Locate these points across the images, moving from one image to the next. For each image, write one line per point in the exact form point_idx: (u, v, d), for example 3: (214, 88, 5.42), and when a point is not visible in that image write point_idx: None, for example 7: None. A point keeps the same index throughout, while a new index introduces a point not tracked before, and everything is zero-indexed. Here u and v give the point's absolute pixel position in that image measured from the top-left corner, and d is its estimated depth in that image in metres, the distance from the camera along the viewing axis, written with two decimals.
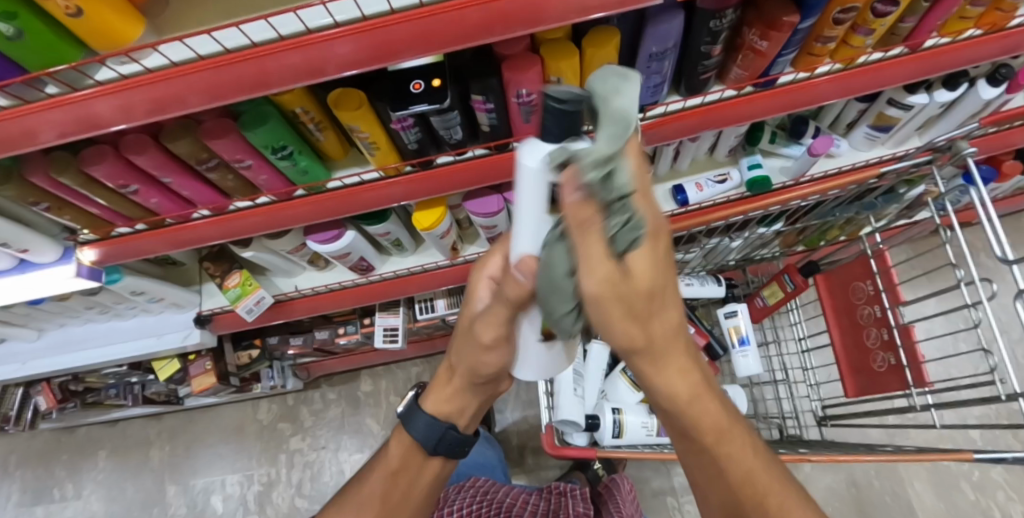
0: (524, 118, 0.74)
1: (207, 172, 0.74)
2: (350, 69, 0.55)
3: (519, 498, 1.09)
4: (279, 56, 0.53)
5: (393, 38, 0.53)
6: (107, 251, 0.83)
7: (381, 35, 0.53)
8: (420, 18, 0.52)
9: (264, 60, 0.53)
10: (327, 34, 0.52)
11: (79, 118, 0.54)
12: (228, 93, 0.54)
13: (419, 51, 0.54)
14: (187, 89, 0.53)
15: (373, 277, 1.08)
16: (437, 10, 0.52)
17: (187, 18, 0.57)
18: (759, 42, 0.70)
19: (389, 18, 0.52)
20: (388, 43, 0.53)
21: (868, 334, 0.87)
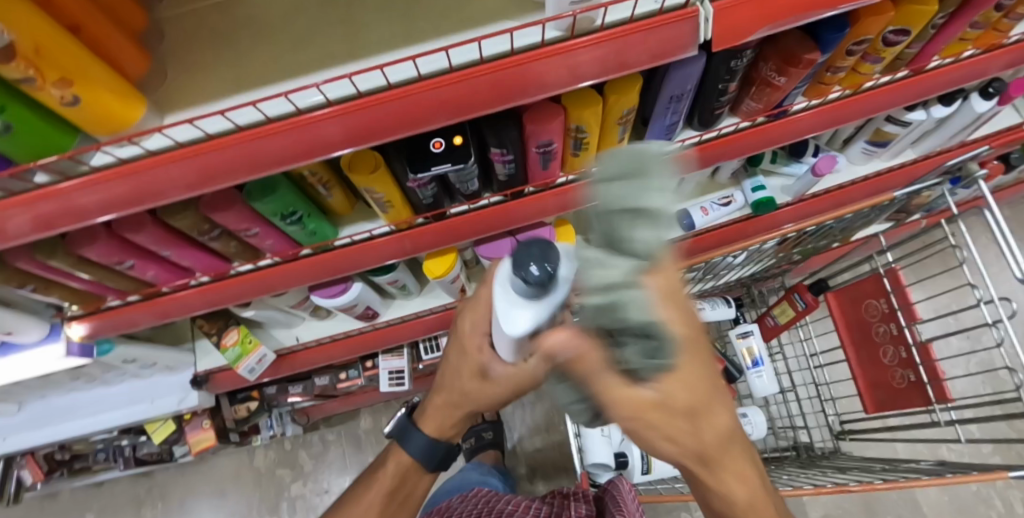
0: (543, 165, 0.72)
1: (209, 241, 0.69)
2: (343, 146, 0.52)
3: (520, 504, 0.93)
4: (266, 139, 0.49)
5: (397, 111, 0.50)
6: (98, 325, 0.79)
7: (375, 112, 0.49)
8: (447, 84, 0.49)
9: (251, 143, 0.49)
10: (316, 115, 0.49)
11: (68, 209, 0.50)
12: (214, 181, 0.51)
13: (448, 117, 0.51)
14: (168, 179, 0.50)
15: (379, 324, 1.04)
16: (472, 73, 0.49)
17: (192, 90, 0.52)
18: (776, 77, 0.70)
19: (386, 94, 0.49)
20: (389, 118, 0.50)
21: (884, 351, 0.88)
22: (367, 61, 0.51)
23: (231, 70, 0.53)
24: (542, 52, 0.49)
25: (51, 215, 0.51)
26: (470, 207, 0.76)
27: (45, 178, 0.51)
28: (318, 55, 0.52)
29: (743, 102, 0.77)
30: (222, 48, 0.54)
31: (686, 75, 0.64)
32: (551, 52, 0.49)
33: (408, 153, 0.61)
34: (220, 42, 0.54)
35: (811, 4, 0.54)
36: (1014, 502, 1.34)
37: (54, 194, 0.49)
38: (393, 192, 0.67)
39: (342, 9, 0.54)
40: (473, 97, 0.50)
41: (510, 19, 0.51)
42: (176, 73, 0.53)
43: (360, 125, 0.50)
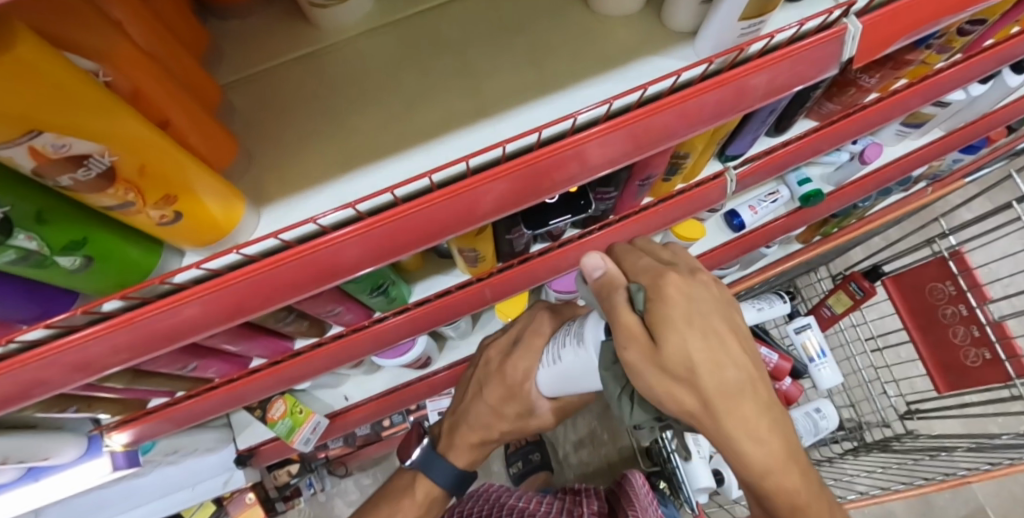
0: (636, 195, 0.67)
1: (282, 327, 0.60)
2: (366, 265, 0.44)
3: (532, 500, 0.99)
4: (274, 270, 0.42)
5: (467, 205, 0.43)
6: (143, 431, 0.68)
7: (415, 219, 0.43)
8: (600, 135, 0.43)
9: (255, 277, 0.41)
10: (335, 237, 0.41)
11: (119, 348, 0.42)
12: (208, 325, 0.42)
13: (595, 171, 0.46)
14: (237, 301, 0.42)
15: (434, 371, 0.96)
16: (627, 122, 0.43)
17: (285, 170, 0.43)
18: (866, 79, 0.67)
19: (423, 200, 0.42)
20: (495, 198, 0.44)
21: (953, 332, 0.89)
22: (500, 120, 0.44)
23: (333, 144, 0.44)
24: (698, 89, 0.44)
25: (133, 345, 0.42)
26: (554, 245, 0.72)
27: (117, 304, 0.42)
28: (436, 116, 0.44)
29: (821, 105, 0.75)
30: (311, 116, 0.45)
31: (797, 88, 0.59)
32: (707, 87, 0.44)
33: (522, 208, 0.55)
34: (307, 108, 0.45)
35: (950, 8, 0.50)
36: None
37: (126, 325, 0.41)
38: (490, 246, 0.61)
39: (450, 57, 0.46)
40: (626, 147, 0.44)
41: (658, 55, 0.45)
42: (262, 152, 0.44)
43: (388, 239, 0.43)
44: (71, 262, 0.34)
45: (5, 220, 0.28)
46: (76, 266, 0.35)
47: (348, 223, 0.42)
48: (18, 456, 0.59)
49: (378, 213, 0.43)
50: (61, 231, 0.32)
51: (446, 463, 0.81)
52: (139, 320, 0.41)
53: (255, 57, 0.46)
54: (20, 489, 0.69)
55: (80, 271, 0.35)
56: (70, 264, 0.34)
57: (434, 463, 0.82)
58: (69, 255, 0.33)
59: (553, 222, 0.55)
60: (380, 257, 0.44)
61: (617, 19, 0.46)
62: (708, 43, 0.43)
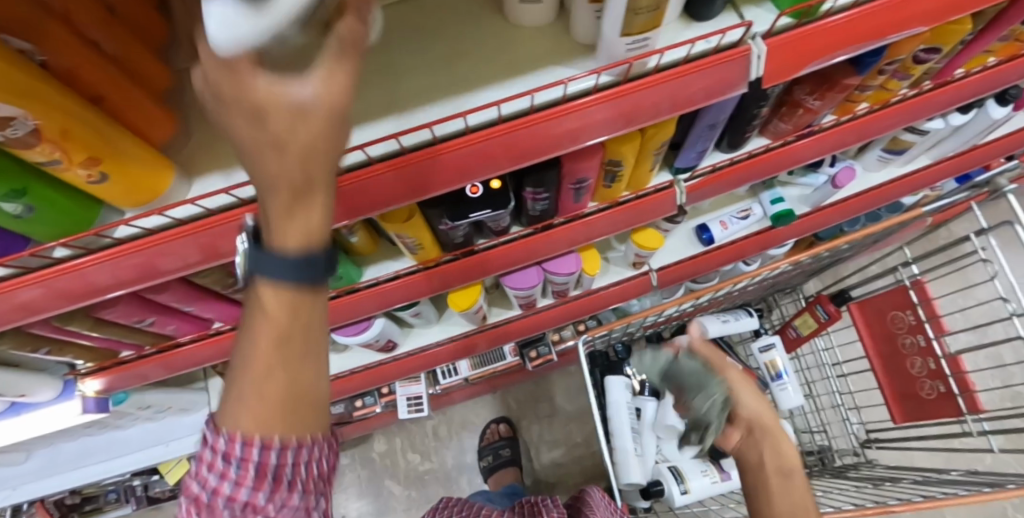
0: (576, 198, 0.69)
1: (232, 293, 0.66)
2: (332, 220, 0.50)
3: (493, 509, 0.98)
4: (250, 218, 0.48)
5: (428, 172, 0.48)
6: (114, 380, 0.76)
7: (400, 175, 0.47)
8: (494, 136, 0.47)
9: (223, 226, 0.48)
10: None
11: (69, 291, 0.48)
12: (178, 266, 0.50)
13: (495, 170, 0.49)
14: (174, 254, 0.48)
15: (398, 355, 0.99)
16: (519, 125, 0.47)
17: (215, 149, 0.50)
18: (810, 100, 0.68)
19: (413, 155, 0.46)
20: (418, 178, 0.48)
21: (912, 362, 0.89)
22: (407, 115, 0.48)
23: None
24: (584, 102, 0.47)
25: (83, 285, 0.48)
26: (499, 242, 0.74)
27: (65, 251, 0.48)
28: (350, 109, 0.49)
29: (774, 124, 0.76)
30: None
31: (726, 104, 0.62)
32: (600, 99, 0.48)
33: (445, 200, 0.59)
34: None
35: (862, 37, 0.52)
36: None
37: (70, 270, 0.47)
38: (424, 235, 0.65)
39: (374, 56, 0.51)
40: (526, 146, 0.48)
41: (562, 64, 0.49)
42: (202, 131, 0.51)
43: (347, 200, 0.48)
44: (15, 209, 0.40)
45: None
46: (21, 212, 0.41)
47: (261, 200, 0.48)
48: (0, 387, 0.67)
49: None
50: (4, 178, 0.38)
51: None
52: (85, 265, 0.47)
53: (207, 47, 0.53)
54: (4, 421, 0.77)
55: (26, 217, 0.41)
56: (14, 210, 0.40)
57: None
58: (13, 203, 0.39)
59: (473, 215, 0.58)
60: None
61: (529, 30, 0.50)
62: (603, 55, 0.47)
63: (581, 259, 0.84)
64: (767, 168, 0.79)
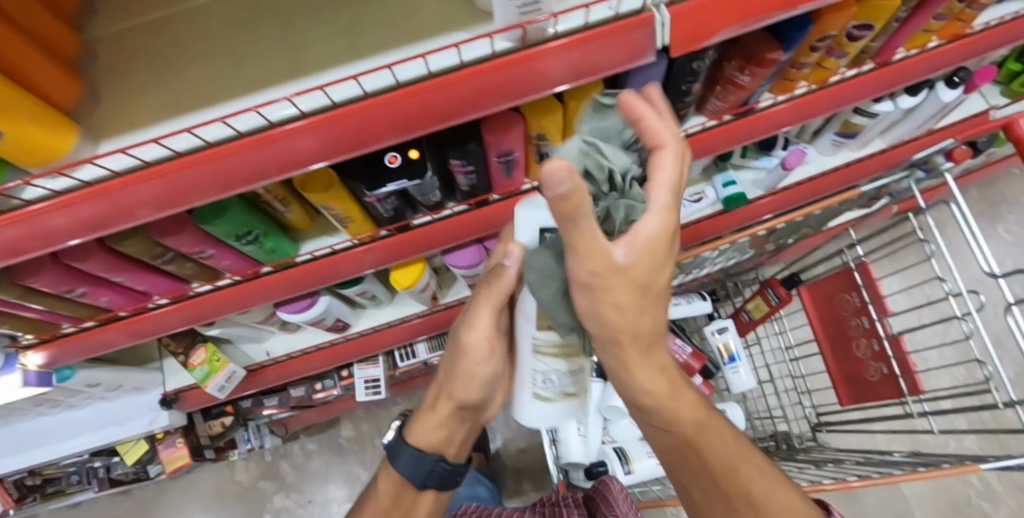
0: (505, 174, 0.70)
1: (162, 264, 0.67)
2: (256, 180, 0.51)
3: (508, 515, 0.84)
4: (179, 173, 0.48)
5: (358, 128, 0.49)
6: (56, 352, 0.77)
7: (336, 129, 0.48)
8: (394, 101, 0.47)
9: (140, 186, 0.48)
10: (225, 150, 0.47)
11: None
12: (104, 225, 0.50)
13: (400, 134, 0.50)
14: (135, 199, 0.48)
15: (350, 335, 1.00)
16: (419, 90, 0.47)
17: (123, 114, 0.51)
18: (740, 76, 0.68)
19: (347, 109, 0.47)
20: (352, 134, 0.49)
21: (857, 344, 0.89)
22: (309, 79, 0.49)
23: (170, 93, 0.51)
24: (480, 67, 0.48)
25: (40, 233, 0.48)
26: (433, 218, 0.74)
27: None
28: (256, 75, 0.50)
29: (709, 101, 0.76)
30: (156, 68, 0.52)
31: (644, 78, 0.62)
32: (499, 65, 0.48)
33: (365, 170, 0.59)
34: (155, 63, 0.52)
35: (770, 7, 0.52)
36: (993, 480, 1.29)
37: (25, 218, 0.47)
38: (351, 207, 0.65)
39: (283, 24, 0.52)
40: (433, 110, 0.49)
41: (463, 30, 0.49)
42: (112, 96, 0.52)
43: (273, 157, 0.49)
44: None
45: None
46: None
47: (198, 151, 0.48)
48: None
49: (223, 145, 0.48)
50: None
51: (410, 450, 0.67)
52: (43, 212, 0.47)
53: (123, 17, 0.54)
54: None
55: None
56: None
57: (401, 449, 0.68)
58: None
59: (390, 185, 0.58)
60: (218, 188, 0.50)
61: None
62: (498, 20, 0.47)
63: None
64: (726, 138, 0.78)
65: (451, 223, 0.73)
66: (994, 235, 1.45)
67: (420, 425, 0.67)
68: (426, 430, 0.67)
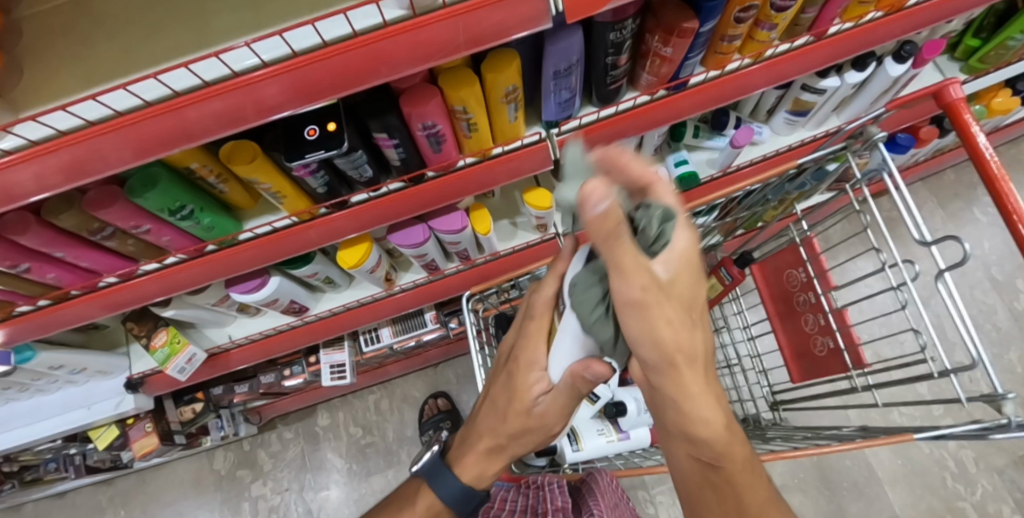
0: (434, 148, 0.71)
1: (103, 241, 0.69)
2: (207, 136, 0.52)
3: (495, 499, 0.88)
4: (132, 128, 0.49)
5: (295, 83, 0.50)
6: (15, 331, 0.79)
7: (283, 81, 0.50)
8: (294, 68, 0.49)
9: (78, 146, 0.49)
10: (178, 102, 0.49)
11: None
12: (43, 190, 0.51)
13: (302, 102, 0.52)
14: (95, 154, 0.50)
15: (309, 317, 1.02)
16: (326, 54, 0.49)
17: (43, 87, 0.53)
18: (663, 49, 0.69)
19: (291, 63, 0.49)
20: (289, 90, 0.51)
21: (805, 319, 0.88)
22: (213, 47, 0.52)
23: (88, 66, 0.53)
24: (379, 34, 0.50)
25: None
26: (370, 195, 0.76)
27: None
28: (169, 47, 0.53)
29: (640, 75, 0.77)
30: (76, 45, 0.54)
31: (558, 49, 0.64)
32: (395, 32, 0.50)
33: (285, 141, 0.61)
34: (76, 39, 0.55)
35: None
36: (966, 461, 1.28)
37: None
38: (281, 181, 0.67)
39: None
40: (347, 72, 0.51)
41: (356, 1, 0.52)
42: (34, 69, 0.54)
43: (211, 115, 0.50)
44: None
45: None
46: None
47: (138, 110, 0.50)
48: None
49: (161, 103, 0.50)
50: None
51: (451, 476, 0.74)
52: (8, 166, 0.48)
53: None
54: None
55: None
56: None
57: (440, 473, 0.75)
58: None
59: (307, 156, 0.60)
60: (169, 144, 0.51)
61: None
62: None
63: (466, 217, 0.86)
64: (701, 101, 0.79)
65: (399, 196, 0.75)
66: (971, 217, 1.43)
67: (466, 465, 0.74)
68: (469, 467, 0.74)
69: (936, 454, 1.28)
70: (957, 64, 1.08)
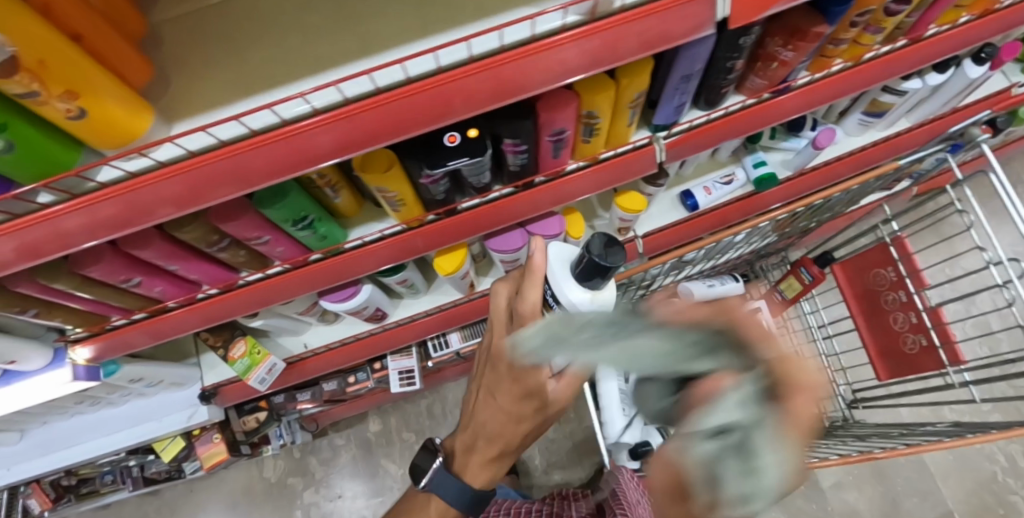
0: (555, 154, 0.70)
1: (217, 253, 0.67)
2: (370, 144, 0.51)
3: None
4: (296, 138, 0.48)
5: (470, 88, 0.49)
6: (105, 347, 0.76)
7: (458, 86, 0.49)
8: (479, 71, 0.48)
9: (234, 157, 0.48)
10: (347, 112, 0.48)
11: (47, 239, 0.48)
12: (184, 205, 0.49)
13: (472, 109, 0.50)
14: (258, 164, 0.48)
15: (388, 324, 1.01)
16: (505, 59, 0.48)
17: (192, 93, 0.51)
18: (783, 52, 0.69)
19: (469, 68, 0.48)
20: (460, 96, 0.49)
21: (894, 318, 0.89)
22: (376, 56, 0.50)
23: (240, 74, 0.51)
24: (567, 36, 0.48)
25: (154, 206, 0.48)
26: (481, 200, 0.75)
27: (49, 197, 0.49)
28: (326, 53, 0.51)
29: (749, 79, 0.78)
30: (222, 49, 0.52)
31: (693, 55, 0.64)
32: (572, 37, 0.49)
33: (424, 149, 0.60)
34: (221, 43, 0.53)
35: None
36: (1015, 455, 1.31)
37: (46, 218, 0.47)
38: (407, 189, 0.66)
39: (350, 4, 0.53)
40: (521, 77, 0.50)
41: (525, 6, 0.51)
42: (179, 78, 0.51)
43: (380, 123, 0.49)
44: None
45: None
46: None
47: (308, 118, 0.48)
48: None
49: (331, 112, 0.49)
50: None
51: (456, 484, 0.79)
52: (60, 214, 0.47)
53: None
54: None
55: (4, 156, 0.43)
56: None
57: (445, 483, 0.80)
58: None
59: (449, 163, 0.58)
60: (332, 154, 0.50)
61: None
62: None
63: (564, 221, 0.85)
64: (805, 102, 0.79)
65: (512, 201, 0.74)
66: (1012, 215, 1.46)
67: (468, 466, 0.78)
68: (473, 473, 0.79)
69: (988, 449, 1.31)
70: (1019, 66, 1.10)
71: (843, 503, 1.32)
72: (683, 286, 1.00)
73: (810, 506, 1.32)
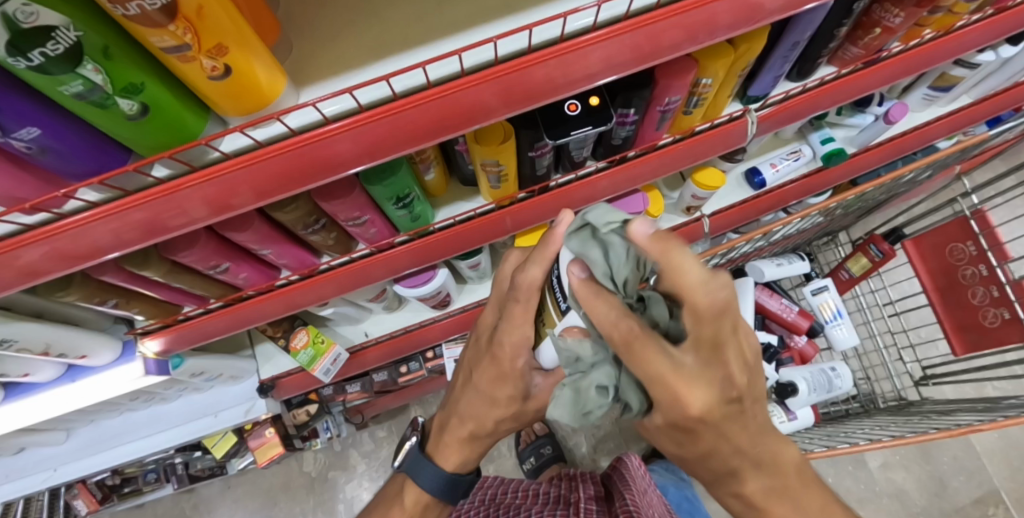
0: (659, 124, 0.68)
1: (309, 235, 0.64)
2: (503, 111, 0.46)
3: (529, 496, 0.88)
4: (411, 112, 0.44)
5: (627, 47, 0.46)
6: (174, 339, 0.71)
7: (616, 43, 0.45)
8: (647, 25, 0.45)
9: (341, 134, 0.44)
10: (470, 80, 0.44)
11: (161, 216, 0.45)
12: (284, 188, 0.46)
13: (630, 69, 0.47)
14: (374, 137, 0.45)
15: (452, 311, 0.97)
16: (667, 13, 0.45)
17: (317, 58, 0.47)
18: (892, 19, 0.67)
19: (627, 24, 0.45)
20: (613, 59, 0.46)
21: (973, 293, 0.89)
22: (521, 17, 0.47)
23: (369, 36, 0.47)
24: None
25: (263, 183, 0.45)
26: (576, 176, 0.72)
27: (164, 171, 0.45)
28: (460, 13, 0.47)
29: (845, 49, 0.75)
30: (345, 12, 0.48)
31: (815, 19, 0.61)
32: None
33: (545, 119, 0.57)
34: (343, 5, 0.49)
35: None
36: None
37: (68, 228, 0.43)
38: (514, 164, 0.62)
39: None
40: (680, 36, 0.46)
41: None
42: (304, 43, 0.48)
43: (518, 87, 0.45)
44: (130, 108, 0.37)
45: (76, 46, 0.32)
46: (133, 114, 0.38)
47: (445, 83, 0.45)
48: (58, 350, 0.64)
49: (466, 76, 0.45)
50: (121, 71, 0.35)
51: (434, 468, 0.63)
52: (89, 221, 0.43)
53: None
54: (57, 388, 0.72)
55: (135, 121, 0.39)
56: (128, 109, 0.37)
57: (422, 465, 0.64)
58: (126, 99, 0.36)
59: (574, 133, 0.55)
60: (458, 125, 0.46)
61: None
62: None
63: (648, 198, 0.83)
64: (902, 70, 0.76)
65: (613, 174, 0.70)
66: None
67: (446, 448, 0.63)
68: (446, 453, 0.63)
69: None
70: None
71: (891, 483, 1.33)
72: (752, 265, 1.04)
73: (860, 487, 1.33)
